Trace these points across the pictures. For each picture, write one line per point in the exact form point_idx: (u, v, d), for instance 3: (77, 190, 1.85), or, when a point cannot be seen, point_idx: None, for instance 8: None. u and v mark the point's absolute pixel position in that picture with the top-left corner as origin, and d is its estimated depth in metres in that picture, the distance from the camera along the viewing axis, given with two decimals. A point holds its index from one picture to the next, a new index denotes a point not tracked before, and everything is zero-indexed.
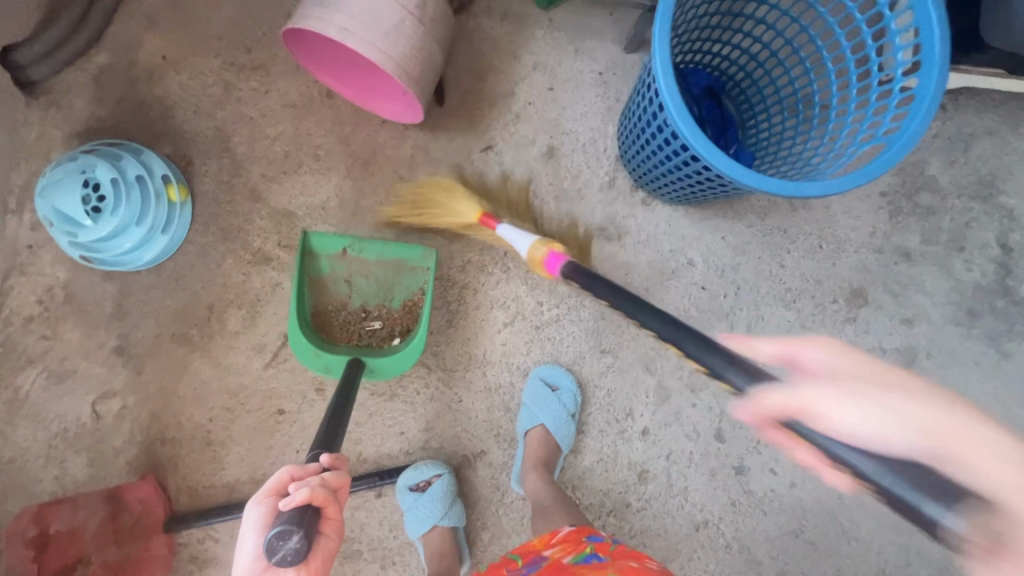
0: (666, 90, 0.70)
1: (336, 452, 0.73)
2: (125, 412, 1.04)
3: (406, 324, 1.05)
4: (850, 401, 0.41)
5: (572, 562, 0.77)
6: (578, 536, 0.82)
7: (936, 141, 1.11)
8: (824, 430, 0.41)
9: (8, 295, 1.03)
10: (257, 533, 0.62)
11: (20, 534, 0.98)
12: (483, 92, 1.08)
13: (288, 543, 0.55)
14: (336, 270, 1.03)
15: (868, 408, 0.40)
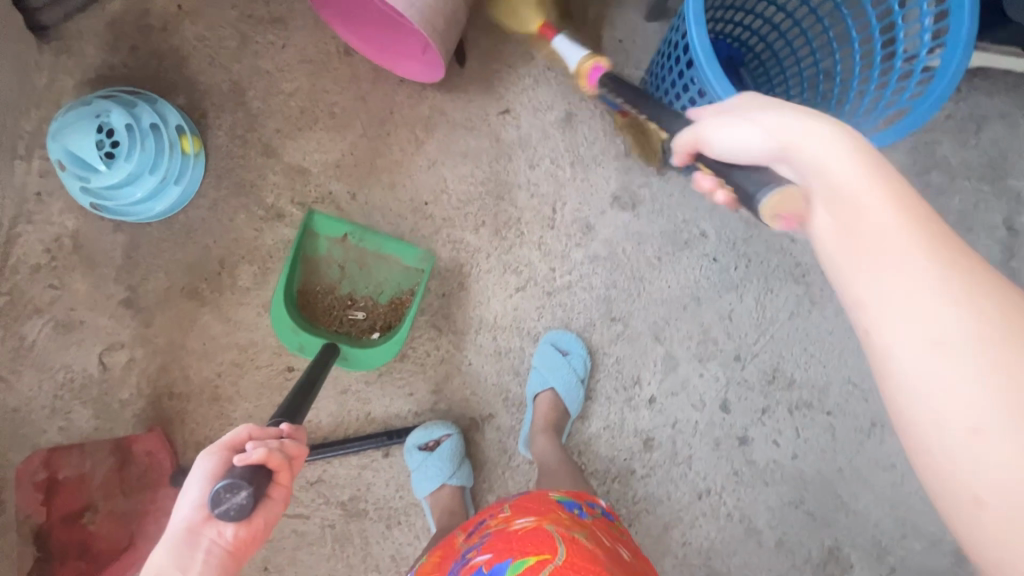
0: (695, 36, 0.72)
1: (297, 424, 0.72)
2: (132, 365, 1.03)
3: (388, 320, 1.04)
4: (726, 128, 0.55)
5: (555, 498, 0.83)
6: (566, 492, 0.87)
7: (948, 122, 1.12)
8: (711, 152, 0.58)
9: (15, 243, 1.01)
10: (201, 483, 0.61)
11: (29, 476, 1.00)
12: (503, 55, 1.07)
13: (235, 497, 0.57)
14: (332, 254, 1.03)
15: (741, 126, 0.54)
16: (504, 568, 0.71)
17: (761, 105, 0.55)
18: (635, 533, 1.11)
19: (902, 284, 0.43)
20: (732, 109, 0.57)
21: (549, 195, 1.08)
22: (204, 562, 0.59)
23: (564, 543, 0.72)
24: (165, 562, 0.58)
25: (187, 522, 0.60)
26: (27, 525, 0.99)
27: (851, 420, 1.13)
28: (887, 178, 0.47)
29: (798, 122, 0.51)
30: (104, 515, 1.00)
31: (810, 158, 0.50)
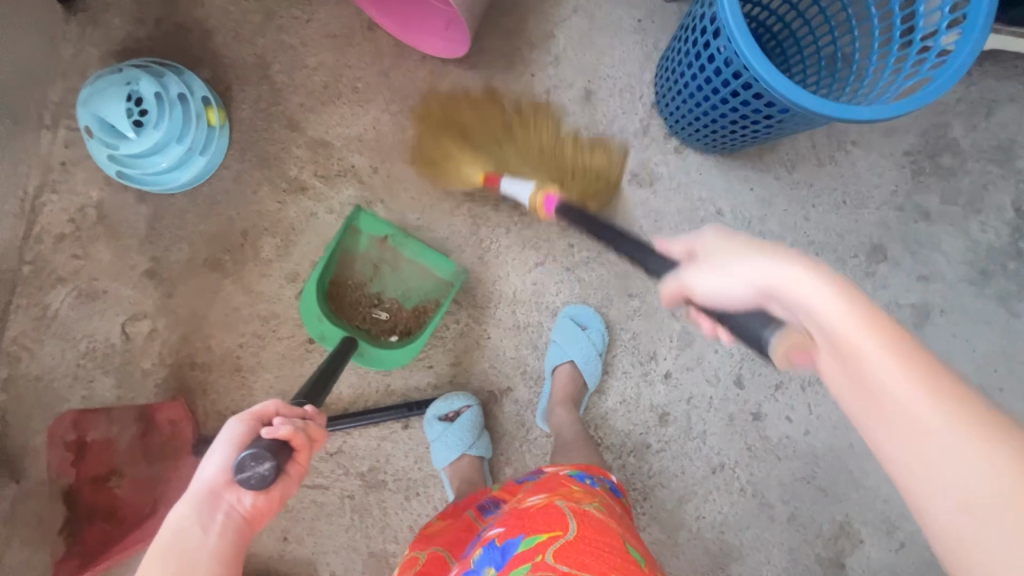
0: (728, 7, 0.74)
1: (318, 406, 0.76)
2: (155, 335, 1.04)
3: (408, 326, 1.06)
4: (711, 275, 0.56)
5: (567, 474, 0.80)
6: (579, 466, 0.84)
7: (960, 104, 1.13)
8: (701, 297, 0.58)
9: (40, 213, 1.02)
10: (228, 447, 0.59)
11: (60, 436, 1.00)
12: (524, 33, 1.09)
13: (258, 467, 0.54)
14: (369, 254, 1.06)
15: (720, 272, 0.55)
16: (514, 543, 0.66)
17: (735, 247, 0.56)
18: (649, 507, 1.13)
19: (916, 428, 0.44)
20: (712, 255, 0.57)
21: None
22: (220, 531, 0.56)
23: (577, 519, 0.67)
24: (184, 524, 0.55)
25: (203, 486, 0.57)
26: (54, 486, 1.01)
27: None
28: (876, 316, 0.47)
29: (779, 270, 0.51)
30: (129, 481, 1.00)
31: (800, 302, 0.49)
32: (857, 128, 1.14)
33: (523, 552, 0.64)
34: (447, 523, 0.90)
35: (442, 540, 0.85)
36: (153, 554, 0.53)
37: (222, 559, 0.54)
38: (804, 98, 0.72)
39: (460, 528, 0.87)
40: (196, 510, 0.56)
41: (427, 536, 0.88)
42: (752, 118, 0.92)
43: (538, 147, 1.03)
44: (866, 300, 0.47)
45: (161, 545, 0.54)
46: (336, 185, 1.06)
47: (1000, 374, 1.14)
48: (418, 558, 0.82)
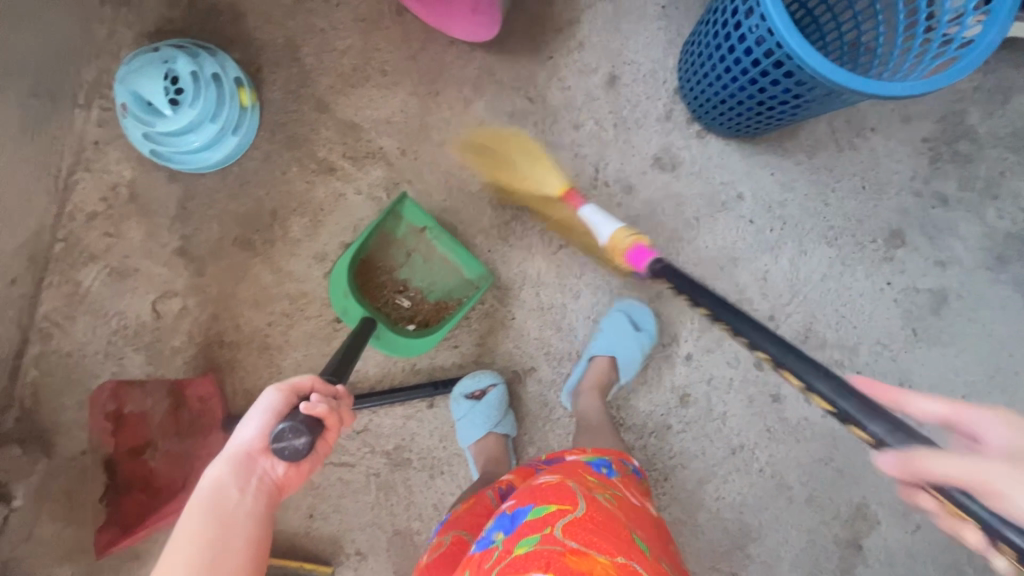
0: None
1: (344, 383, 0.72)
2: (185, 313, 1.06)
3: (426, 318, 1.08)
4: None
5: (582, 459, 0.75)
6: (598, 451, 0.78)
7: (977, 92, 1.15)
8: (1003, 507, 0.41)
9: (73, 191, 1.04)
10: (265, 413, 0.59)
11: (99, 406, 1.03)
12: (549, 18, 1.11)
13: (294, 442, 0.53)
14: (404, 240, 1.08)
15: None
16: (524, 512, 0.64)
17: None
18: (669, 487, 1.14)
19: None
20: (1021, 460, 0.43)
21: (592, 156, 1.11)
22: (254, 495, 0.56)
23: (586, 501, 0.64)
24: (221, 484, 0.55)
25: (238, 451, 0.57)
26: (89, 460, 1.02)
27: (881, 380, 1.14)
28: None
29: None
30: (163, 455, 1.03)
31: None
32: (876, 115, 1.15)
33: (531, 521, 0.63)
34: (473, 502, 0.86)
35: (465, 520, 0.82)
36: (191, 509, 0.54)
37: (257, 520, 0.55)
38: (838, 74, 0.74)
39: (481, 508, 0.83)
40: (232, 473, 0.56)
41: (449, 522, 0.84)
42: (777, 100, 0.93)
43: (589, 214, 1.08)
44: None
45: (198, 502, 0.54)
46: (364, 166, 1.08)
47: (1017, 358, 1.14)
48: (443, 541, 0.79)
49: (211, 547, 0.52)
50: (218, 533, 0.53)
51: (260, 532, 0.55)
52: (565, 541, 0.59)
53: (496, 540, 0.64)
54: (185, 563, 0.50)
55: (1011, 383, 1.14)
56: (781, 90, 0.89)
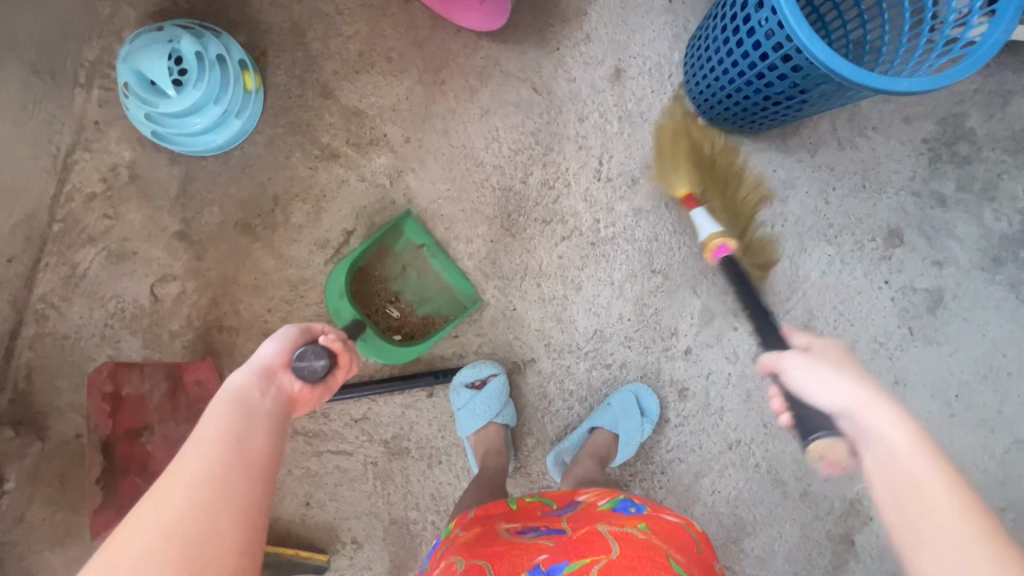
0: None
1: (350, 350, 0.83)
2: (184, 297, 1.05)
3: (413, 331, 1.08)
4: (810, 372, 0.67)
5: (606, 505, 0.79)
6: (617, 492, 0.82)
7: (977, 94, 1.16)
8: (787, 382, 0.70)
9: (71, 171, 1.03)
10: (284, 338, 0.64)
11: (97, 387, 1.01)
12: (557, 9, 1.11)
13: (318, 359, 0.61)
14: (401, 255, 1.09)
15: (814, 368, 0.68)
16: (559, 568, 0.66)
17: (840, 365, 0.68)
18: (666, 480, 1.15)
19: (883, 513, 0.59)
20: (816, 356, 0.70)
21: (596, 149, 1.11)
22: (275, 400, 0.58)
23: (619, 543, 0.69)
24: (244, 385, 0.58)
25: (260, 364, 0.61)
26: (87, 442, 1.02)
27: (875, 377, 1.15)
28: (930, 451, 0.59)
29: (869, 399, 0.63)
30: (160, 438, 1.02)
31: (869, 419, 0.62)
32: (878, 114, 1.16)
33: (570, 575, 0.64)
34: (479, 533, 0.77)
35: (477, 546, 0.73)
36: (215, 403, 0.55)
37: (277, 419, 0.57)
38: (846, 68, 0.75)
39: (496, 541, 0.74)
40: (255, 379, 0.59)
41: (453, 547, 0.75)
42: (783, 95, 0.93)
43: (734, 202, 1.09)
44: (923, 434, 0.60)
45: (226, 396, 0.55)
46: (368, 153, 1.08)
47: (1009, 358, 1.15)
48: (454, 566, 0.70)
49: (236, 430, 0.52)
50: (242, 421, 0.54)
51: (280, 430, 0.56)
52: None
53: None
54: (213, 439, 0.51)
55: (1003, 383, 1.15)
56: (787, 85, 0.89)
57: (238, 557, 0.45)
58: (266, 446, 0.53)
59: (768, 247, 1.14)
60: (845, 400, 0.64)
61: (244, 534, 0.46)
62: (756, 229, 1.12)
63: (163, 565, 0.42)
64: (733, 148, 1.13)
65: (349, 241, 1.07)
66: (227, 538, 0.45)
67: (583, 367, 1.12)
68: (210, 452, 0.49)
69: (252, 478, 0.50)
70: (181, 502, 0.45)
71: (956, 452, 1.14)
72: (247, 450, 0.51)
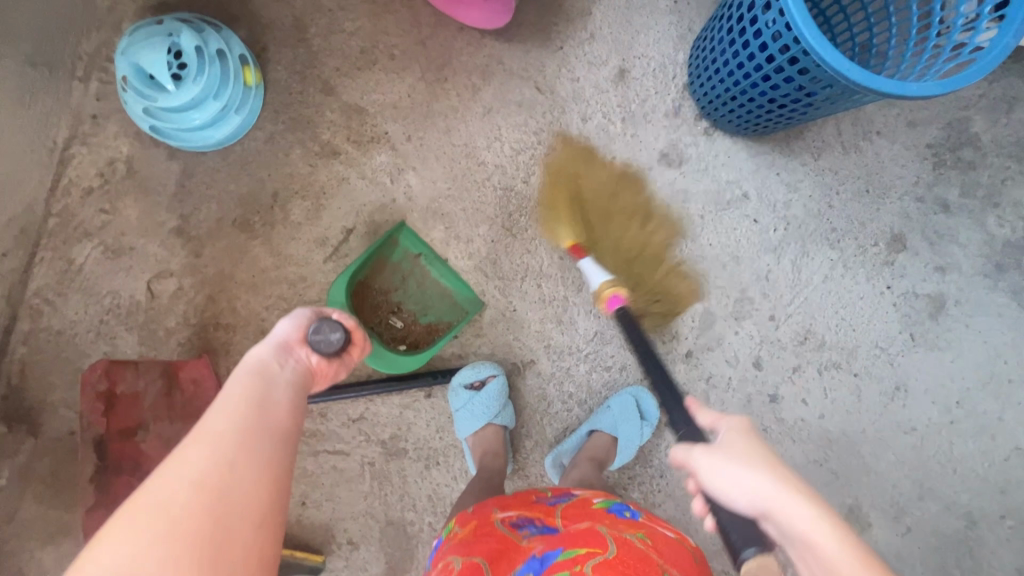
0: None
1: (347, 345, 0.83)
2: (180, 293, 1.04)
3: (418, 340, 1.07)
4: (717, 471, 0.70)
5: (600, 504, 0.79)
6: (612, 496, 0.82)
7: (982, 100, 1.15)
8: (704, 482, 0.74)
9: (68, 164, 1.01)
10: (300, 316, 0.68)
11: (91, 385, 0.99)
12: (561, 8, 1.10)
13: (332, 333, 0.66)
14: (399, 266, 1.08)
15: (724, 467, 0.70)
16: (554, 555, 0.67)
17: (746, 456, 0.71)
18: (665, 484, 1.14)
19: None
20: (720, 449, 0.72)
21: (599, 149, 1.10)
22: (294, 370, 0.62)
23: (616, 544, 0.68)
24: (264, 357, 0.61)
25: (279, 339, 0.64)
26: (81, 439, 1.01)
27: (876, 383, 1.15)
28: (845, 539, 0.61)
29: (773, 488, 0.66)
30: (154, 437, 1.00)
31: (787, 519, 0.64)
32: (882, 118, 1.15)
33: (564, 562, 0.65)
34: (474, 527, 0.76)
35: (473, 542, 0.72)
36: (237, 371, 0.58)
37: (296, 387, 0.60)
38: (854, 72, 0.74)
39: (493, 538, 0.72)
40: (275, 353, 0.62)
41: (451, 545, 0.74)
42: (788, 98, 0.92)
43: (633, 245, 1.09)
44: (836, 522, 0.63)
45: (247, 367, 0.59)
46: (369, 150, 1.07)
47: (1010, 365, 1.14)
48: (451, 566, 0.69)
49: (259, 395, 0.55)
50: (264, 387, 0.57)
51: (300, 397, 0.59)
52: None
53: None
54: (237, 402, 0.53)
55: (1004, 390, 1.14)
56: (793, 88, 0.89)
57: (262, 512, 0.47)
58: (288, 410, 0.56)
59: (680, 284, 1.12)
60: (761, 502, 0.66)
61: (268, 491, 0.48)
62: (665, 267, 1.11)
63: (193, 514, 0.43)
64: (635, 185, 1.11)
65: (349, 239, 1.06)
66: (252, 493, 0.47)
67: (583, 369, 1.11)
68: (234, 414, 0.52)
69: (274, 440, 0.52)
70: (208, 457, 0.47)
71: (956, 459, 1.13)
72: (269, 413, 0.54)
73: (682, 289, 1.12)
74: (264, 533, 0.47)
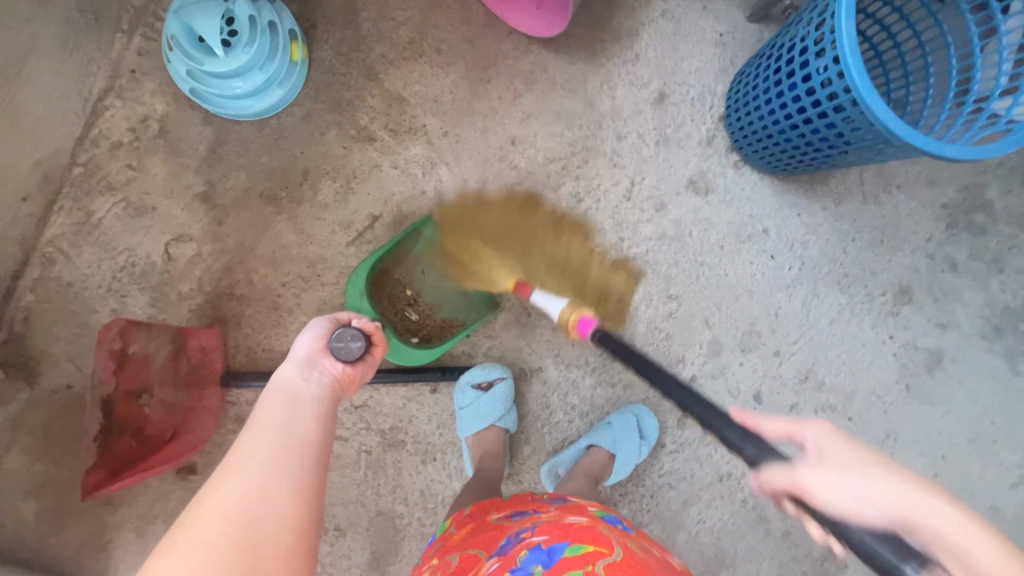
0: (845, 30, 0.76)
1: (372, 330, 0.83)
2: (198, 260, 1.03)
3: (430, 334, 1.07)
4: (833, 481, 0.46)
5: (596, 512, 0.78)
6: (607, 507, 0.80)
7: (1000, 168, 1.16)
8: (818, 507, 0.46)
9: (100, 116, 1.00)
10: (318, 329, 0.69)
11: (105, 343, 0.97)
12: (609, 25, 1.11)
13: (353, 341, 0.67)
14: (420, 258, 1.07)
15: (848, 478, 0.46)
16: (562, 548, 0.65)
17: (858, 457, 0.48)
18: (654, 504, 1.15)
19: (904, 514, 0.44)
20: (817, 453, 0.49)
21: (631, 169, 1.12)
22: (321, 381, 0.63)
23: (622, 546, 0.67)
24: (290, 375, 0.61)
25: (303, 354, 0.65)
26: (81, 394, 1.00)
27: (868, 429, 1.17)
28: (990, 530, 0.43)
29: (902, 487, 0.45)
30: (159, 403, 0.99)
31: (933, 523, 0.43)
32: (904, 173, 1.17)
33: (572, 558, 0.63)
34: (472, 528, 0.78)
35: (470, 540, 0.74)
36: (266, 391, 0.58)
37: (325, 398, 0.60)
38: (899, 127, 0.75)
39: (488, 531, 0.74)
40: (301, 367, 0.63)
41: (448, 545, 0.75)
42: (824, 143, 0.93)
43: (558, 260, 1.07)
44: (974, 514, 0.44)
45: (276, 386, 0.59)
46: (404, 141, 1.07)
47: (996, 426, 1.18)
48: (449, 561, 0.71)
49: (288, 411, 0.55)
50: (294, 404, 0.57)
51: (330, 408, 0.59)
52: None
53: (534, 573, 0.63)
54: (267, 423, 0.53)
55: (987, 450, 1.18)
56: (833, 134, 0.90)
57: (297, 536, 0.46)
58: (319, 422, 0.56)
59: (609, 276, 1.12)
60: (884, 509, 0.44)
61: (302, 514, 0.47)
62: (598, 268, 1.11)
63: (229, 547, 0.43)
64: (534, 205, 1.10)
65: (374, 227, 1.06)
66: (287, 516, 0.46)
67: (588, 383, 1.12)
68: (267, 434, 0.51)
69: (305, 455, 0.52)
70: (243, 485, 0.46)
71: None
72: (301, 429, 0.54)
73: (619, 277, 1.12)
74: (301, 556, 0.45)
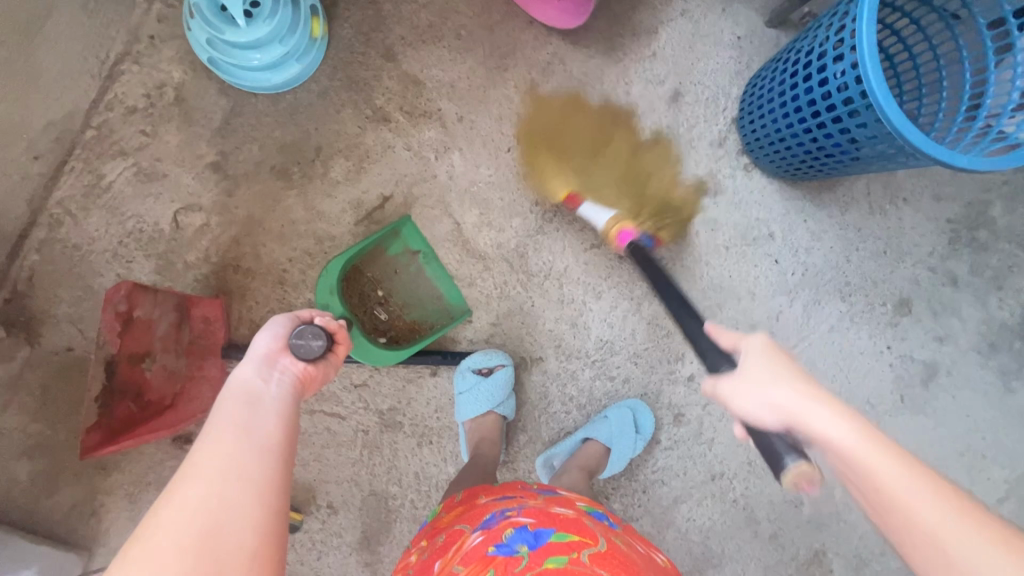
0: (865, 34, 0.76)
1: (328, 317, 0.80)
2: (205, 230, 1.03)
3: (398, 335, 1.07)
4: (746, 392, 0.56)
5: (584, 505, 0.77)
6: (594, 503, 0.80)
7: (1006, 186, 1.17)
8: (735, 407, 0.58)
9: (116, 80, 1.00)
10: (277, 327, 0.66)
11: (111, 304, 0.97)
12: (629, 21, 1.12)
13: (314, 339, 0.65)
14: (394, 258, 1.08)
15: (778, 387, 0.55)
16: (546, 533, 0.65)
17: (791, 377, 0.56)
18: (645, 499, 1.16)
19: (823, 421, 0.53)
20: (751, 367, 0.58)
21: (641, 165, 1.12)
22: (281, 383, 0.60)
23: (604, 539, 0.68)
24: (249, 376, 0.59)
25: (262, 355, 0.62)
26: (83, 357, 1.00)
27: None
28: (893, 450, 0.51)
29: (810, 404, 0.54)
30: (161, 368, 0.99)
31: (839, 435, 0.52)
32: (911, 185, 1.18)
33: (557, 543, 0.64)
34: (461, 509, 0.79)
35: (459, 519, 0.75)
36: (223, 395, 0.55)
37: (285, 399, 0.58)
38: (913, 134, 0.76)
39: (475, 512, 0.75)
40: (259, 367, 0.60)
41: (437, 526, 0.76)
42: (837, 150, 0.94)
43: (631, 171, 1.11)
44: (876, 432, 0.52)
45: (232, 390, 0.56)
46: (418, 124, 1.07)
47: (986, 442, 1.19)
48: (436, 541, 0.72)
49: (246, 419, 0.53)
50: (251, 405, 0.55)
51: (292, 411, 0.57)
52: (595, 569, 0.61)
53: (519, 551, 0.63)
54: (223, 431, 0.51)
55: (976, 464, 1.19)
56: (846, 139, 0.89)
57: (257, 545, 0.45)
58: (280, 428, 0.54)
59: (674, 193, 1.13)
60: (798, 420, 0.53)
61: (258, 529, 0.46)
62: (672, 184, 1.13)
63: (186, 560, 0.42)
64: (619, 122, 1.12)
65: (384, 207, 1.06)
66: (241, 530, 0.45)
67: (588, 375, 1.13)
68: (223, 444, 0.49)
69: (263, 462, 0.50)
70: (200, 496, 0.45)
71: None
72: (260, 432, 0.52)
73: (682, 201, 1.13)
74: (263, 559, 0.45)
